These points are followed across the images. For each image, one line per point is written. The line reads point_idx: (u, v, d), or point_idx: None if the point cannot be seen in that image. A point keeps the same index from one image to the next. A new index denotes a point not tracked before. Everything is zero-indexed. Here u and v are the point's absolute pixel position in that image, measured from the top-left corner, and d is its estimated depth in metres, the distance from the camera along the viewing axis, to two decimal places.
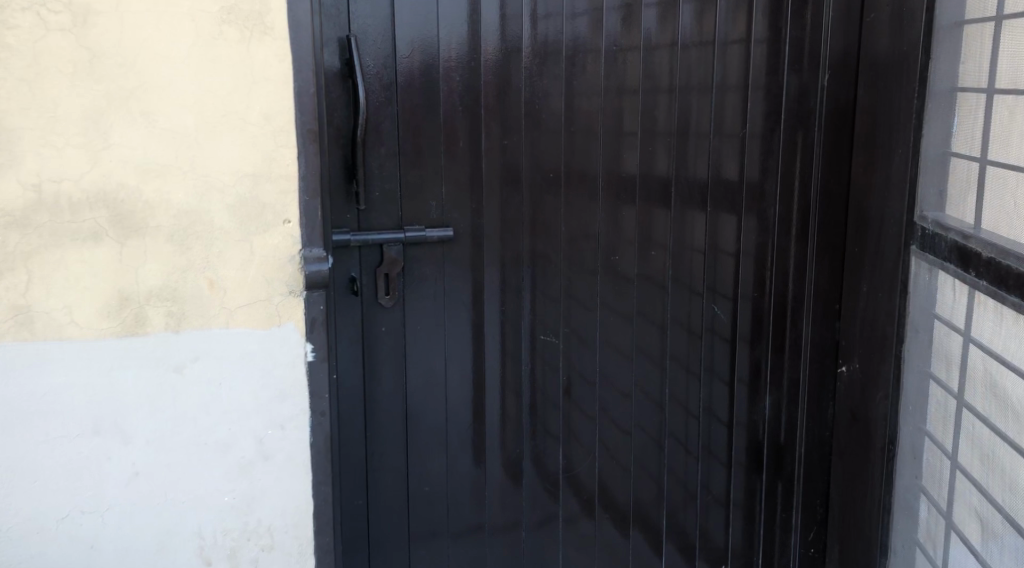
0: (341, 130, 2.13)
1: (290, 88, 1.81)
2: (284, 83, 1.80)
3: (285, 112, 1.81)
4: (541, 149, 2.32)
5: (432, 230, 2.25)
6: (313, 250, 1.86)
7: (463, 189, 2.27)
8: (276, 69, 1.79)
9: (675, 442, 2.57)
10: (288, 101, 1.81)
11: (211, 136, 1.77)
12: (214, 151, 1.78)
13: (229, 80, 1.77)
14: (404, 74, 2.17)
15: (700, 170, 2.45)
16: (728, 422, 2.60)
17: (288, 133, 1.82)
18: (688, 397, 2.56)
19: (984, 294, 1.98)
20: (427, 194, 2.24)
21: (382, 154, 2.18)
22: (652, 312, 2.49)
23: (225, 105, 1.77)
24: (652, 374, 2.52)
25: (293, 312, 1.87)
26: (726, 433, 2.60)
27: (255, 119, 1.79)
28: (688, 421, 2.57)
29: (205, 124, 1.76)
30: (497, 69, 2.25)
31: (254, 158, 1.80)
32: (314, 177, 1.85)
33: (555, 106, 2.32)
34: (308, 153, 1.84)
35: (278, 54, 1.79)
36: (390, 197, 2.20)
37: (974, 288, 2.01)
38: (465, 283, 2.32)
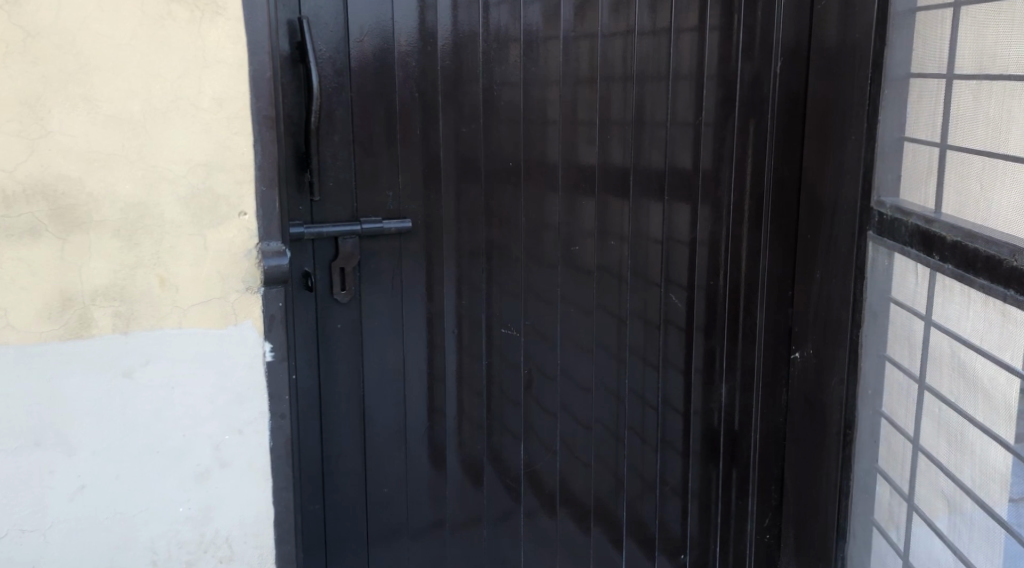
0: (292, 117, 2.02)
1: (245, 74, 1.71)
2: (238, 67, 1.70)
3: (240, 98, 1.71)
4: (497, 138, 2.26)
5: (388, 222, 2.16)
6: (270, 244, 1.76)
7: (418, 179, 2.19)
8: (229, 52, 1.69)
9: (634, 434, 2.54)
10: (243, 86, 1.71)
11: (159, 124, 1.66)
12: (163, 140, 1.66)
13: (179, 64, 1.65)
14: (356, 59, 2.08)
15: (655, 159, 2.41)
16: (684, 412, 2.58)
17: (243, 120, 1.72)
18: (645, 388, 2.53)
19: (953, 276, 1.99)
20: (382, 185, 2.15)
21: (335, 143, 2.09)
22: (609, 303, 2.45)
23: (174, 91, 1.66)
24: (610, 365, 2.49)
25: (250, 310, 1.77)
26: (682, 423, 2.58)
27: (208, 106, 1.68)
28: (645, 412, 2.54)
29: (154, 110, 1.65)
30: (452, 55, 2.18)
31: (207, 147, 1.70)
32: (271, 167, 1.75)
33: (511, 94, 2.26)
34: (263, 142, 1.74)
35: (231, 35, 1.69)
36: (343, 188, 2.11)
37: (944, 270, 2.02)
38: (421, 277, 2.24)
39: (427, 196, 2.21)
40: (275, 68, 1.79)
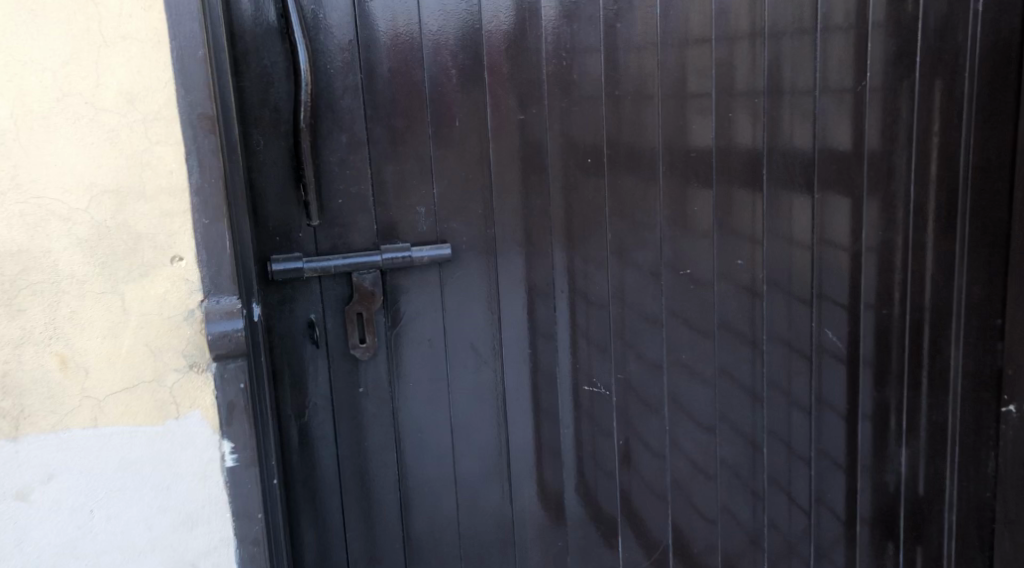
0: (273, 113, 1.48)
1: (167, 57, 1.16)
2: (156, 46, 1.16)
3: (163, 94, 1.17)
4: (573, 126, 1.63)
5: (421, 249, 1.57)
6: (220, 301, 1.21)
7: (464, 188, 1.59)
8: (141, 24, 1.15)
9: (780, 495, 1.85)
10: (165, 74, 1.16)
11: (39, 138, 1.13)
12: (46, 161, 1.14)
13: (63, 48, 1.13)
14: (367, 29, 1.50)
15: (801, 140, 1.71)
16: (848, 467, 1.86)
17: (168, 125, 1.17)
18: (793, 434, 1.83)
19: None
20: (411, 199, 1.57)
21: (342, 146, 1.52)
22: (738, 325, 1.77)
23: (58, 90, 1.13)
24: (745, 411, 1.81)
25: (196, 396, 1.22)
26: (843, 479, 1.87)
27: (114, 108, 1.15)
28: (793, 463, 1.84)
29: (32, 115, 1.13)
30: (505, 15, 1.57)
31: (115, 168, 1.16)
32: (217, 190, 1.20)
33: (592, 65, 1.63)
34: (202, 155, 1.19)
35: (140, 1, 1.15)
36: (356, 206, 1.54)
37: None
38: (474, 319, 1.64)
39: (475, 211, 1.60)
40: (221, 47, 1.25)
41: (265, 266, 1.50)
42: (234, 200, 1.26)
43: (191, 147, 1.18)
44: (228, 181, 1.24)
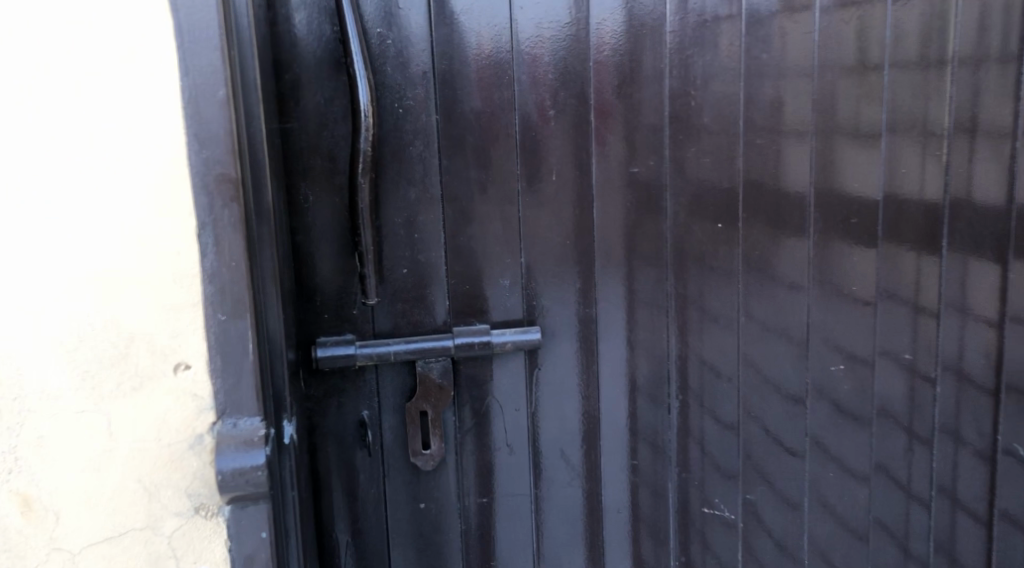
0: (326, 161, 1.17)
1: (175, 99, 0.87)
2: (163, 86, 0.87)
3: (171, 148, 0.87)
4: (697, 180, 1.26)
5: (502, 330, 1.25)
6: (238, 425, 0.90)
7: (558, 256, 1.25)
8: (138, 57, 0.86)
9: None
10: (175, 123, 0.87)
11: (4, 204, 0.85)
12: (11, 234, 0.86)
13: (39, 87, 0.85)
14: (444, 57, 1.18)
15: (995, 192, 1.30)
16: None
17: (177, 189, 0.88)
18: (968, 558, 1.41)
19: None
20: (493, 269, 1.24)
21: (408, 202, 1.20)
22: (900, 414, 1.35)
23: (31, 141, 0.85)
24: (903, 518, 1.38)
25: (202, 548, 0.92)
26: None
27: (104, 167, 0.86)
28: None
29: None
30: (617, 39, 1.22)
31: (105, 244, 0.87)
32: (238, 276, 0.89)
33: (726, 101, 1.25)
34: (219, 230, 0.89)
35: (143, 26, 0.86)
36: (423, 277, 1.22)
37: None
38: (565, 423, 1.30)
39: (570, 285, 1.26)
40: (251, 83, 0.93)
41: (309, 349, 1.20)
42: (265, 286, 0.95)
43: (206, 219, 0.88)
44: (257, 262, 0.93)
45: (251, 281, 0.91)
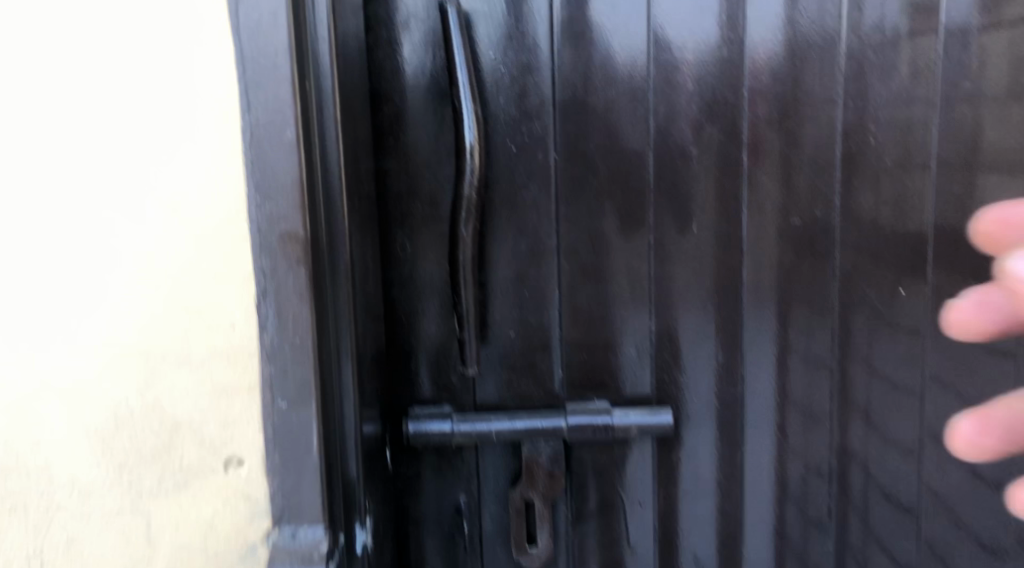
0: (427, 208, 1.01)
1: (183, 138, 0.71)
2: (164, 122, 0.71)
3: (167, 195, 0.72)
4: (873, 236, 1.03)
5: (627, 411, 1.04)
6: (295, 538, 0.74)
7: (695, 325, 1.05)
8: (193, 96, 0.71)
9: None
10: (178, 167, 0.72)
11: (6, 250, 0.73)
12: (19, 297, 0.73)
13: (18, 128, 0.71)
14: (567, 87, 1.00)
15: None
16: None
17: (181, 246, 0.73)
18: None
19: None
20: (617, 337, 1.05)
21: (519, 257, 1.03)
22: None
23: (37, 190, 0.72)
24: None
25: None
26: None
27: (111, 215, 0.72)
28: None
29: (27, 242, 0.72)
30: (778, 65, 1.00)
31: (94, 308, 0.73)
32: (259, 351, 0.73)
33: (914, 140, 1.01)
34: (237, 294, 0.73)
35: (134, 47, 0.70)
36: (533, 343, 1.05)
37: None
38: (699, 521, 1.09)
39: (707, 358, 1.06)
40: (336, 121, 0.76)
41: (400, 423, 1.04)
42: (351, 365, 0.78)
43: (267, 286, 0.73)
44: (331, 338, 0.77)
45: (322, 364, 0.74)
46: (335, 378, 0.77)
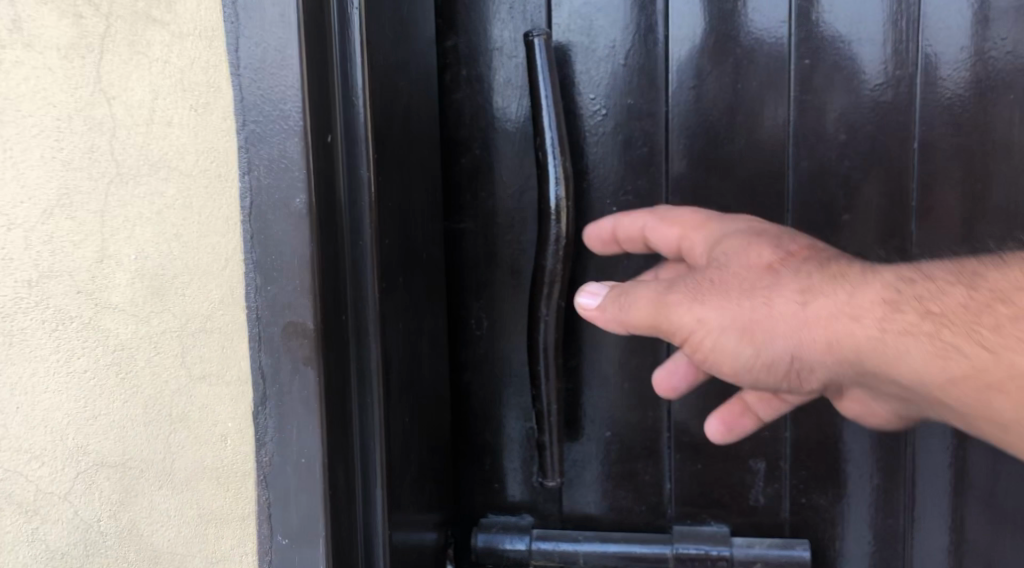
0: (508, 278, 0.84)
1: (149, 230, 0.66)
2: (134, 211, 0.66)
3: (133, 293, 0.67)
4: None
5: (751, 540, 0.84)
6: None
7: (843, 438, 0.83)
8: (197, 180, 0.65)
9: None
10: (150, 259, 0.67)
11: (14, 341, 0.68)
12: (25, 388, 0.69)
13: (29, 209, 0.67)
14: (684, 137, 0.81)
15: None
16: None
17: (152, 344, 0.68)
18: None
19: (777, 266, 0.72)
20: (737, 445, 0.85)
21: (619, 343, 0.84)
22: None
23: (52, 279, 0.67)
24: None
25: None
26: None
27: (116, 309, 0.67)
28: None
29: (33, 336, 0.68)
30: (961, 105, 0.77)
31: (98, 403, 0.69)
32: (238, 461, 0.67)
33: None
34: (213, 395, 0.67)
35: (92, 133, 0.66)
36: (634, 448, 0.86)
37: (935, 276, 0.68)
38: None
39: (857, 481, 0.83)
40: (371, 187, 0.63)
41: (469, 530, 0.88)
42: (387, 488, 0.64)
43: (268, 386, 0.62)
44: (353, 453, 0.63)
45: (332, 485, 0.62)
46: (359, 503, 0.64)
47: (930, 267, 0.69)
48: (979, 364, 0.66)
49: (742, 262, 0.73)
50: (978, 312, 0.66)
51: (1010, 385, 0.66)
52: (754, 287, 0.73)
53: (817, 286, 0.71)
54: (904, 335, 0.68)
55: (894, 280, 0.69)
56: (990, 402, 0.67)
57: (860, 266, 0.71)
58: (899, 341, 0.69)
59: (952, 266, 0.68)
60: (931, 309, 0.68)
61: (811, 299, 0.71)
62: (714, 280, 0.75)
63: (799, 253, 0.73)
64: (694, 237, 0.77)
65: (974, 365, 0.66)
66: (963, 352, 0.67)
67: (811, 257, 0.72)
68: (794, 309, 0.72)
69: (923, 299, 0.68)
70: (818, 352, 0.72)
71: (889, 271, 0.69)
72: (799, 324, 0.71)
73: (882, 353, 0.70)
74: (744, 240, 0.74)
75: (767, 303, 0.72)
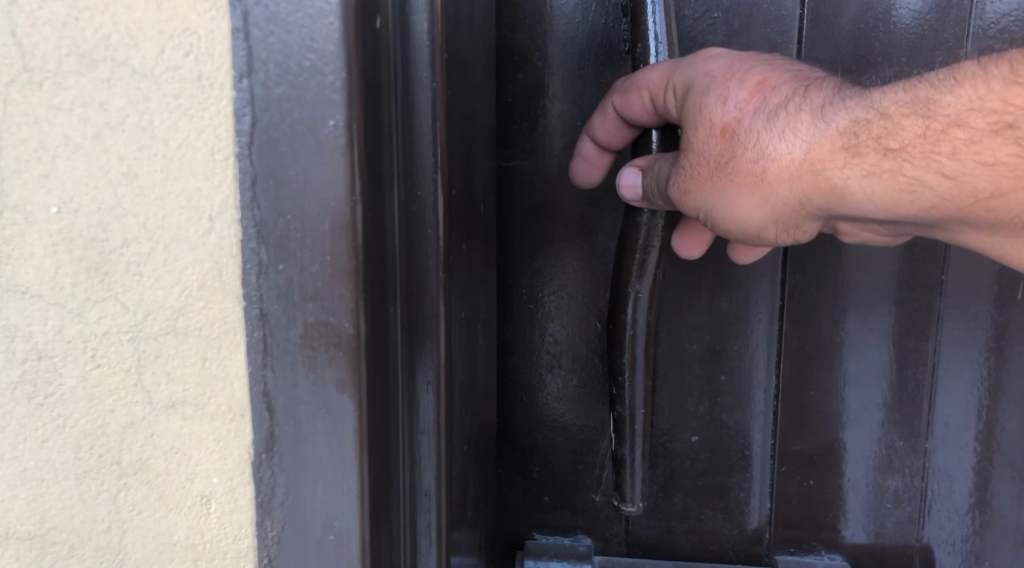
0: (572, 233, 0.64)
1: (83, 176, 0.45)
2: (58, 135, 0.45)
3: (57, 272, 0.46)
4: None
5: None
6: None
7: (1002, 454, 0.65)
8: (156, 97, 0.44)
9: None
10: (83, 218, 0.45)
11: None
12: None
13: None
14: (820, 65, 0.61)
15: None
16: None
17: (88, 352, 0.47)
18: None
19: (735, 127, 0.55)
20: (858, 456, 0.66)
21: (716, 322, 0.65)
22: None
23: None
24: None
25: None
26: None
27: (39, 307, 0.46)
28: None
29: None
30: None
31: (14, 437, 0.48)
32: (227, 527, 0.47)
33: None
34: (188, 432, 0.47)
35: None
36: (728, 458, 0.67)
37: (889, 107, 0.53)
38: None
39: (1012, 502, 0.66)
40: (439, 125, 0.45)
41: (512, 556, 0.69)
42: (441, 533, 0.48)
43: (286, 402, 0.44)
44: (397, 493, 0.47)
45: (376, 545, 0.45)
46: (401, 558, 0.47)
47: (880, 91, 0.53)
48: (946, 195, 0.52)
49: (693, 108, 0.56)
50: (935, 138, 0.52)
51: (978, 208, 0.53)
52: (721, 160, 0.56)
53: (768, 146, 0.55)
54: (871, 181, 0.53)
55: (848, 124, 0.53)
56: (966, 222, 0.54)
57: (810, 109, 0.54)
58: (881, 191, 0.53)
59: (905, 96, 0.52)
60: (891, 145, 0.53)
61: (770, 163, 0.55)
62: (683, 158, 0.56)
63: (751, 104, 0.55)
64: (668, 93, 0.56)
65: (942, 198, 0.53)
66: (927, 184, 0.52)
67: (768, 104, 0.55)
68: (756, 177, 0.56)
69: (882, 136, 0.53)
70: (798, 213, 0.56)
71: (847, 110, 0.54)
72: (772, 188, 0.56)
73: (844, 203, 0.55)
74: (697, 104, 0.55)
75: (734, 180, 0.56)
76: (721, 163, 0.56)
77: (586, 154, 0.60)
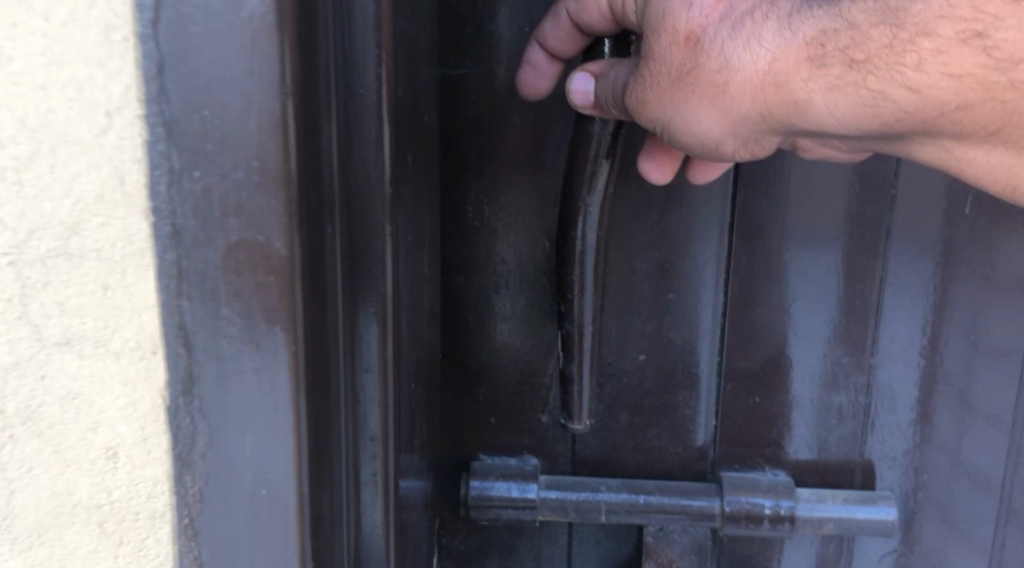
0: (519, 148, 0.61)
1: None
2: None
3: None
4: None
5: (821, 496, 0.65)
6: None
7: (948, 369, 0.65)
8: None
9: None
10: None
11: None
12: None
13: None
14: None
15: None
16: None
17: None
18: None
19: (699, 35, 0.53)
20: (803, 372, 0.66)
21: (664, 239, 0.64)
22: None
23: None
24: None
25: None
26: None
27: None
28: None
29: None
30: None
31: None
32: (140, 482, 0.42)
33: None
34: (84, 370, 0.41)
35: None
36: (674, 375, 0.67)
37: (857, 16, 0.50)
38: None
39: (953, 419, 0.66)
40: (381, 24, 0.41)
41: (457, 476, 0.68)
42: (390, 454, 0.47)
43: (211, 335, 0.40)
44: (336, 430, 0.43)
45: (313, 486, 0.41)
46: (343, 502, 0.44)
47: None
48: (909, 108, 0.50)
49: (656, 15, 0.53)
50: (901, 48, 0.49)
51: (942, 119, 0.51)
52: (683, 71, 0.53)
53: (731, 55, 0.52)
54: (835, 95, 0.51)
55: (814, 35, 0.51)
56: (930, 132, 0.52)
57: (776, 17, 0.51)
58: (845, 104, 0.51)
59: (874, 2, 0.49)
60: (856, 57, 0.50)
61: (733, 73, 0.53)
62: (643, 69, 0.54)
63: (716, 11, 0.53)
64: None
65: (905, 111, 0.50)
66: (890, 97, 0.50)
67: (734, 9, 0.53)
68: (718, 89, 0.53)
69: (849, 47, 0.50)
70: (761, 127, 0.54)
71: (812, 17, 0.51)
72: (736, 100, 0.53)
73: (808, 114, 0.52)
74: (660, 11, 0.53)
75: (696, 91, 0.54)
76: (683, 73, 0.53)
77: (535, 62, 0.56)
